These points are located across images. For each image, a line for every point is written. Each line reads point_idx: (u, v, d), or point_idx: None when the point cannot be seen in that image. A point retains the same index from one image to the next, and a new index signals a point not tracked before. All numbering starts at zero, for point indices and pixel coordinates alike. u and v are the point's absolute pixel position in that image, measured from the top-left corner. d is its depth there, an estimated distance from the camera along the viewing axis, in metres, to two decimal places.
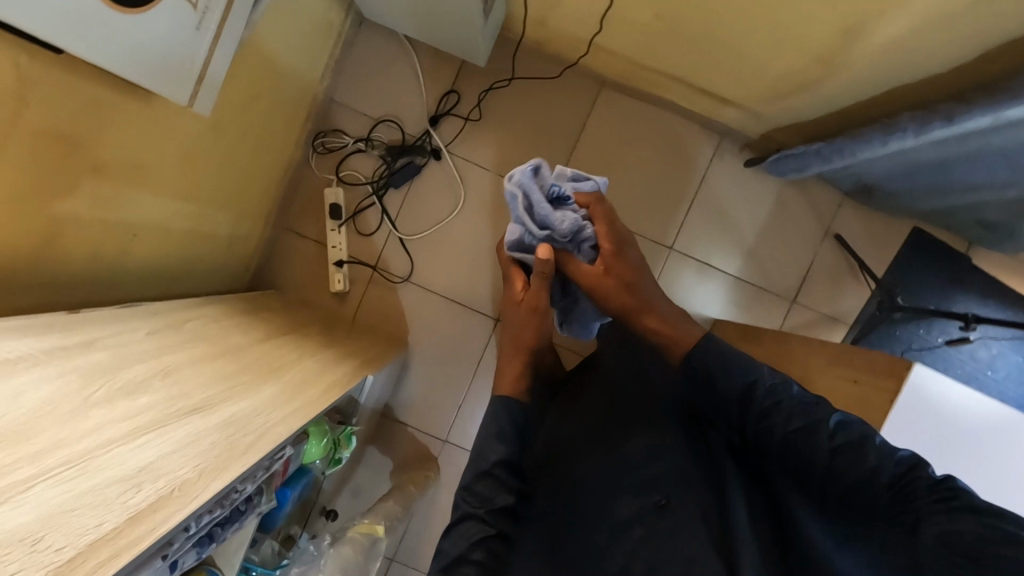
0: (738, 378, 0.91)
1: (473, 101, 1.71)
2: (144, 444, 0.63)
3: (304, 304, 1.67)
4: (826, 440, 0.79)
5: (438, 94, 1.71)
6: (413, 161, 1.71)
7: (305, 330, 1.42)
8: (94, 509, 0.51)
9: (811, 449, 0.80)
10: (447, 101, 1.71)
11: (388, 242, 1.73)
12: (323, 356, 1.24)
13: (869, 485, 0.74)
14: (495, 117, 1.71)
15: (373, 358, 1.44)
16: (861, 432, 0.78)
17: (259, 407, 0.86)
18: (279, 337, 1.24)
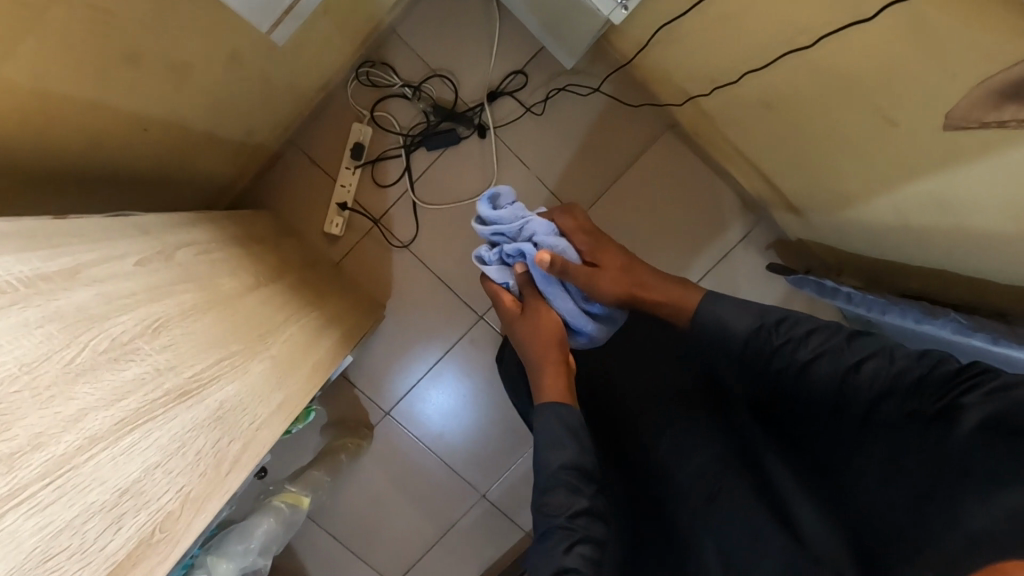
0: (740, 322, 0.83)
1: (537, 91, 1.59)
2: (128, 449, 0.59)
3: (293, 235, 1.55)
4: (827, 361, 0.73)
5: (506, 70, 1.58)
6: (456, 129, 1.59)
7: (292, 274, 1.32)
8: (75, 559, 0.51)
9: (822, 377, 0.73)
10: (512, 81, 1.59)
11: (400, 200, 1.62)
12: (307, 321, 1.16)
13: (901, 392, 0.65)
14: (554, 118, 1.60)
15: (352, 327, 1.37)
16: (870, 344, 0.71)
17: (247, 395, 0.82)
18: (267, 286, 1.14)
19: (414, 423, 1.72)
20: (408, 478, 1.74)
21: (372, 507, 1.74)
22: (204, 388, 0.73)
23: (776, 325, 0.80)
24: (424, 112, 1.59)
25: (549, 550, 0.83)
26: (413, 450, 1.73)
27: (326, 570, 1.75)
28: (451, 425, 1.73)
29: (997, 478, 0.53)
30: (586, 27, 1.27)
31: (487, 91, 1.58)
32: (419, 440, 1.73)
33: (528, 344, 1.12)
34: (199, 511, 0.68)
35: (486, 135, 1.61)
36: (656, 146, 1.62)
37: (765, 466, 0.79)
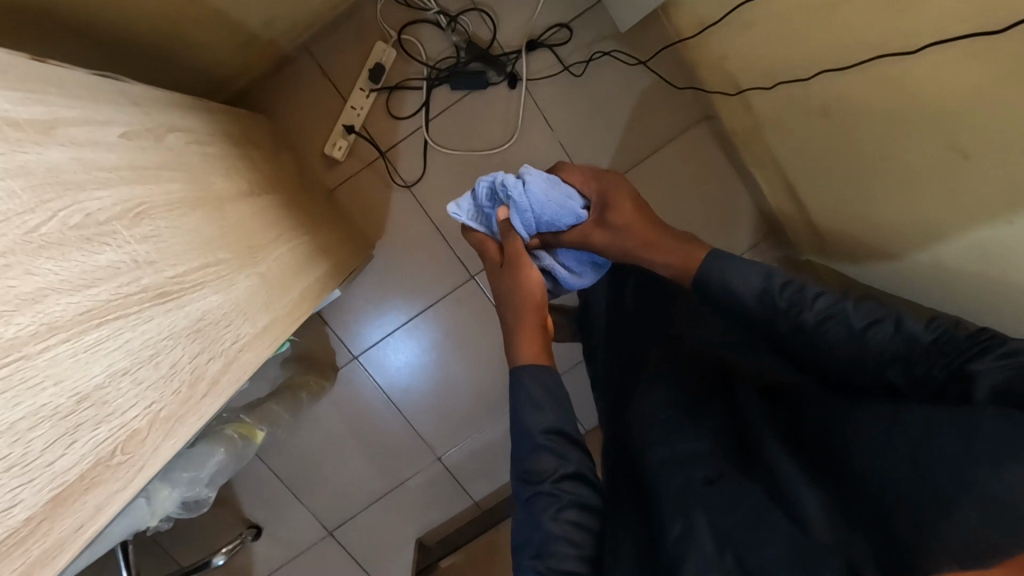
0: (752, 282, 0.80)
1: (579, 50, 1.48)
2: (90, 348, 0.48)
3: (288, 148, 1.42)
4: (836, 331, 0.72)
5: (552, 20, 1.47)
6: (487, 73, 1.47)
7: (285, 190, 1.20)
8: (15, 474, 0.41)
9: (840, 353, 0.72)
10: (555, 33, 1.48)
11: (412, 137, 1.50)
12: (297, 245, 1.05)
13: (910, 359, 0.67)
14: (591, 84, 1.50)
15: (340, 260, 1.26)
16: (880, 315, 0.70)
17: (231, 308, 0.72)
18: (260, 197, 1.02)
19: (381, 373, 1.64)
20: (365, 427, 1.66)
21: (322, 450, 1.67)
22: (183, 290, 0.63)
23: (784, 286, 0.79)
24: (455, 47, 1.46)
25: (536, 519, 0.80)
26: (375, 400, 1.65)
27: (261, 506, 1.68)
28: (419, 382, 1.65)
29: (999, 447, 0.52)
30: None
31: (527, 38, 1.47)
32: (384, 391, 1.65)
33: (511, 301, 1.05)
34: (167, 436, 0.58)
35: (517, 86, 1.50)
36: (689, 136, 1.54)
37: (766, 442, 0.76)
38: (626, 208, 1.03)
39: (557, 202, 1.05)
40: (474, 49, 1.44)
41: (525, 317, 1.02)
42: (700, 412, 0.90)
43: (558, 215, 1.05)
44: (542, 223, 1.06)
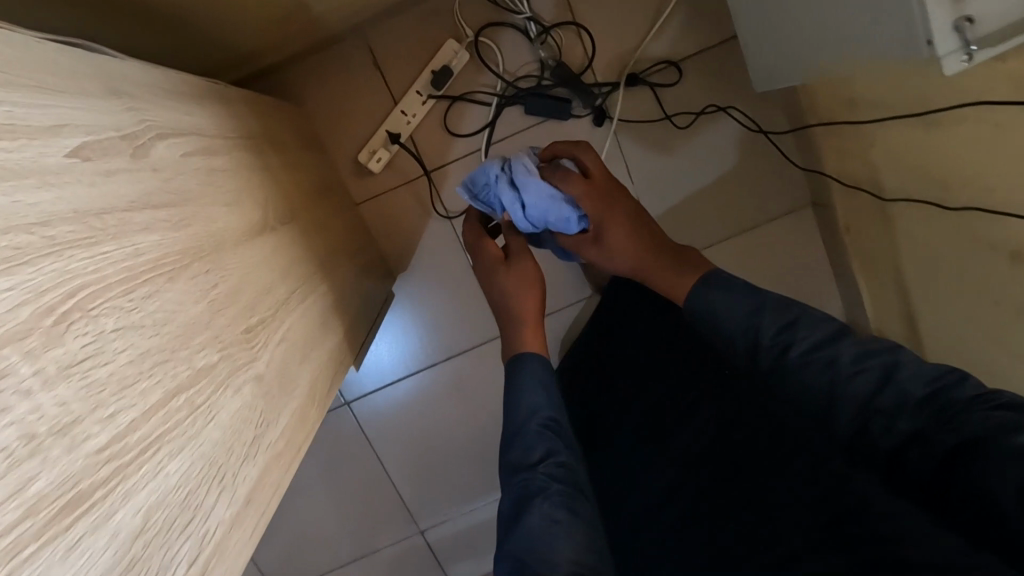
0: (764, 331, 0.83)
1: (687, 96, 1.23)
2: None
3: (316, 148, 1.15)
4: (812, 364, 0.78)
5: (662, 54, 1.21)
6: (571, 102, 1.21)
7: (308, 211, 0.93)
8: None
9: (876, 429, 0.71)
10: (663, 71, 1.22)
11: (466, 160, 1.24)
12: (315, 301, 0.78)
13: (925, 436, 0.67)
14: (691, 140, 1.24)
15: (357, 309, 0.99)
16: (873, 363, 0.74)
17: (197, 479, 0.47)
18: (278, 231, 0.75)
19: (373, 428, 1.37)
20: (341, 486, 1.40)
21: (287, 502, 1.40)
22: (133, 469, 0.41)
23: (809, 349, 0.80)
24: (540, 63, 1.20)
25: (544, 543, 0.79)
26: (359, 459, 1.38)
27: None
28: (414, 447, 1.37)
29: None
30: (832, 66, 0.90)
31: (629, 71, 1.21)
32: (371, 450, 1.38)
33: (515, 299, 1.10)
34: None
35: (603, 125, 1.24)
36: (787, 223, 1.29)
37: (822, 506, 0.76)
38: (627, 235, 1.01)
39: (555, 207, 1.01)
40: (564, 73, 1.17)
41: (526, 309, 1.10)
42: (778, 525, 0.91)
43: (558, 224, 1.02)
44: (543, 226, 1.04)
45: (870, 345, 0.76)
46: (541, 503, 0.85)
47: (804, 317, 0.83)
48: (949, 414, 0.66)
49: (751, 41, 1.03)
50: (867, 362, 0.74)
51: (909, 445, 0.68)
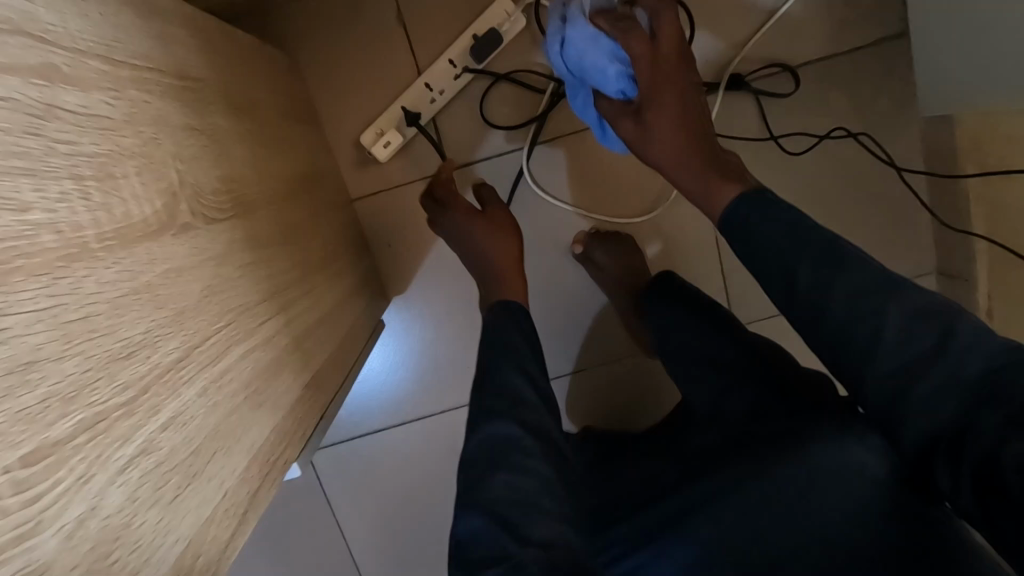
0: (798, 280, 0.59)
1: (805, 112, 0.93)
2: None
3: (308, 118, 0.85)
4: (835, 312, 0.56)
5: (780, 54, 0.92)
6: None
7: (278, 204, 0.63)
8: None
9: (906, 402, 0.51)
10: (776, 75, 0.92)
11: (500, 159, 0.94)
12: (251, 357, 0.47)
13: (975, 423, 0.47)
14: (797, 170, 0.94)
15: (336, 352, 0.69)
16: (929, 328, 0.52)
17: None
18: (201, 235, 0.45)
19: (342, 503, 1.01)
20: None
21: None
22: None
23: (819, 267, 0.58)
24: None
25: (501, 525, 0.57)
26: (320, 544, 1.02)
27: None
28: (396, 532, 1.02)
29: None
30: None
31: (731, 72, 0.91)
32: (338, 534, 1.02)
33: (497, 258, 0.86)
34: None
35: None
36: None
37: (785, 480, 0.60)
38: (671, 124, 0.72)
39: (600, 57, 0.71)
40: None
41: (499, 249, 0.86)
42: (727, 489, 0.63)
43: (594, 81, 0.74)
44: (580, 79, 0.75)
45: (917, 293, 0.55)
46: (521, 468, 0.61)
47: (830, 249, 0.59)
48: (1006, 430, 0.45)
49: (922, 66, 0.82)
50: (918, 339, 0.52)
51: (955, 440, 0.49)
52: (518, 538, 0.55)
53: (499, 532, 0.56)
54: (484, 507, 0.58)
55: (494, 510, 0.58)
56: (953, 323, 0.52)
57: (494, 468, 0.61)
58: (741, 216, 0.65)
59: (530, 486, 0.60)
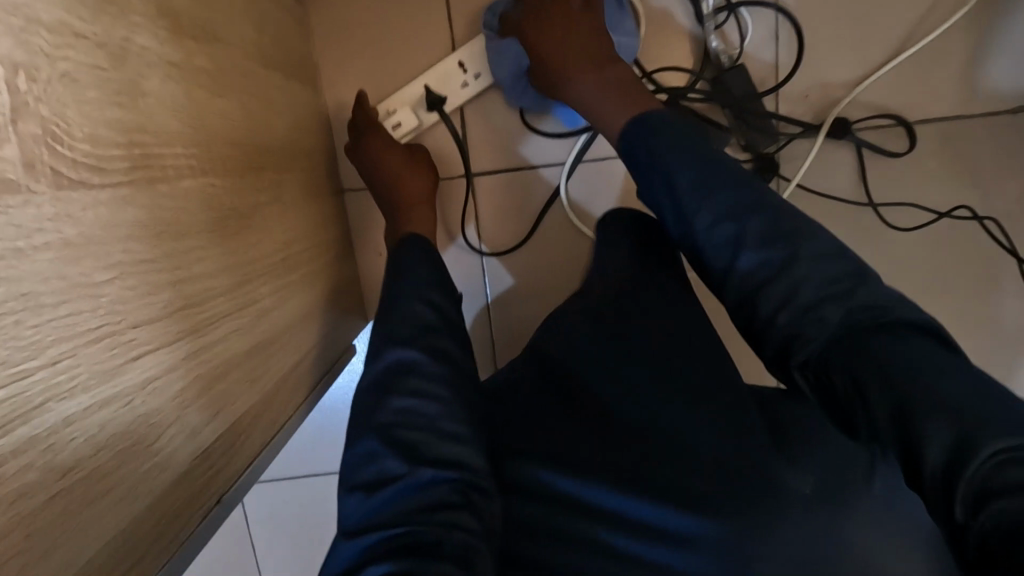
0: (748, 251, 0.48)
1: (931, 179, 0.72)
2: None
3: (304, 82, 0.67)
4: (767, 289, 0.46)
5: (909, 104, 0.71)
6: (736, 131, 0.70)
7: (222, 174, 0.44)
8: None
9: (840, 366, 0.40)
10: (899, 129, 0.71)
11: (532, 176, 0.74)
12: (92, 422, 0.28)
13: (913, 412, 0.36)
14: (908, 254, 0.73)
15: (277, 388, 0.50)
16: (775, 252, 0.47)
17: None
18: (34, 208, 0.26)
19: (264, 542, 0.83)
20: None
21: None
22: None
23: (753, 231, 0.48)
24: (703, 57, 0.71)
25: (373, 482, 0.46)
26: None
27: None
28: None
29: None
30: None
31: (838, 113, 0.71)
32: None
33: (409, 193, 0.69)
34: None
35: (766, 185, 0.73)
36: None
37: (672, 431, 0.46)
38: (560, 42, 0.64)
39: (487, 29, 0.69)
40: (741, 80, 0.69)
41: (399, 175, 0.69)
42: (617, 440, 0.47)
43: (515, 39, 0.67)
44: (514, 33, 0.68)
45: (790, 235, 0.47)
46: (423, 392, 0.50)
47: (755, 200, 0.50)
48: (915, 392, 0.36)
49: None
50: (800, 295, 0.44)
51: (854, 363, 0.40)
52: (405, 459, 0.46)
53: (394, 454, 0.47)
54: (380, 431, 0.48)
55: (391, 432, 0.48)
56: (861, 279, 0.44)
57: (397, 389, 0.51)
58: (641, 155, 0.55)
59: (431, 410, 0.49)
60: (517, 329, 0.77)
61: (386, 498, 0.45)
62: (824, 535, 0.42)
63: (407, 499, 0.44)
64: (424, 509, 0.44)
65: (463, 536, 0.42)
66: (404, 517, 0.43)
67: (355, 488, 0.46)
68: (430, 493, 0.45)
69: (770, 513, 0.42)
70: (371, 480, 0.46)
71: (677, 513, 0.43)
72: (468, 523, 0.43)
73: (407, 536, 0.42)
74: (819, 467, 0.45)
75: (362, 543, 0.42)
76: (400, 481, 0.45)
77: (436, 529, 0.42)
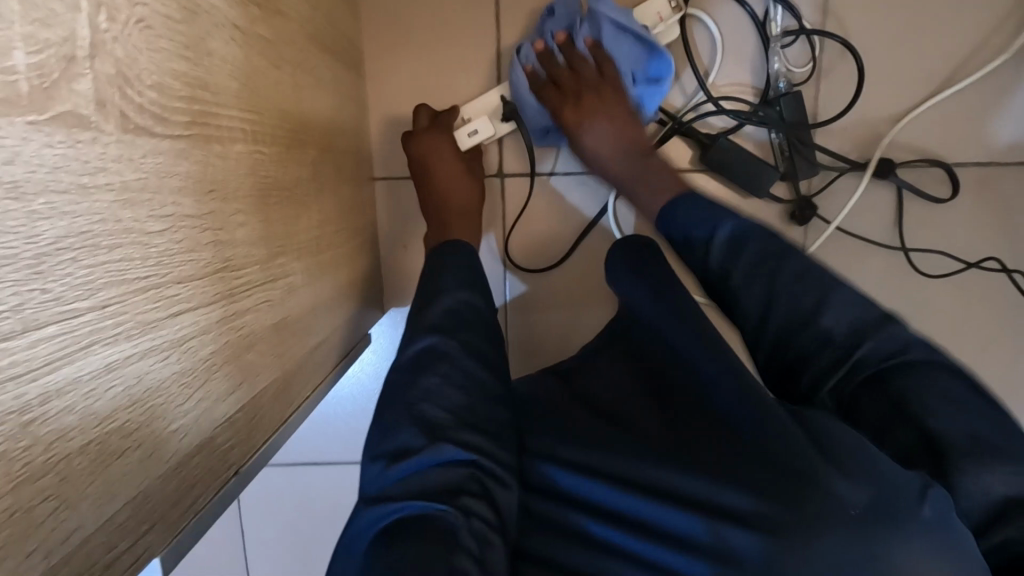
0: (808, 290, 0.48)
1: (966, 223, 0.71)
2: None
3: (350, 69, 0.67)
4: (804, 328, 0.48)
5: (951, 146, 0.71)
6: (781, 159, 0.71)
7: (271, 145, 0.43)
8: None
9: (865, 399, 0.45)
10: (941, 175, 0.71)
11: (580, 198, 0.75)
12: (131, 371, 0.27)
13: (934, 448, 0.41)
14: (939, 297, 0.73)
15: (297, 368, 0.49)
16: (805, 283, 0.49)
17: None
18: (100, 146, 0.26)
19: (257, 519, 0.83)
20: None
21: None
22: None
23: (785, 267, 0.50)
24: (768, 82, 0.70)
25: (395, 455, 0.49)
26: (215, 564, 0.84)
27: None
28: (309, 572, 0.84)
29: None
30: None
31: (882, 154, 0.71)
32: (240, 553, 0.84)
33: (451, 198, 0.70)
34: None
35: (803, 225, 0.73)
36: None
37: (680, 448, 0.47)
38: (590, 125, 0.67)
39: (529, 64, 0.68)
40: (795, 109, 0.69)
41: (448, 189, 0.70)
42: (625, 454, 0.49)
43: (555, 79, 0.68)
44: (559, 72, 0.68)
45: (811, 276, 0.50)
46: (448, 380, 0.54)
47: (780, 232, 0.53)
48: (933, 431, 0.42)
49: None
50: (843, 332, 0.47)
51: (875, 400, 0.45)
52: (426, 435, 0.49)
53: (414, 428, 0.50)
54: (409, 406, 0.52)
55: (419, 410, 0.51)
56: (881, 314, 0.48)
57: (424, 369, 0.54)
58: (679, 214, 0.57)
59: (455, 395, 0.53)
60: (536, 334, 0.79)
61: (406, 474, 0.47)
62: (869, 556, 0.36)
63: (426, 474, 0.47)
64: (440, 488, 0.46)
65: (477, 522, 0.45)
66: (423, 493, 0.46)
67: (382, 458, 0.49)
68: (449, 475, 0.48)
69: (799, 515, 0.37)
70: (394, 451, 0.49)
71: (697, 523, 0.41)
72: (480, 509, 0.46)
73: (425, 516, 0.44)
74: (871, 480, 0.38)
75: (382, 512, 0.45)
76: (424, 458, 0.48)
77: (456, 511, 0.45)
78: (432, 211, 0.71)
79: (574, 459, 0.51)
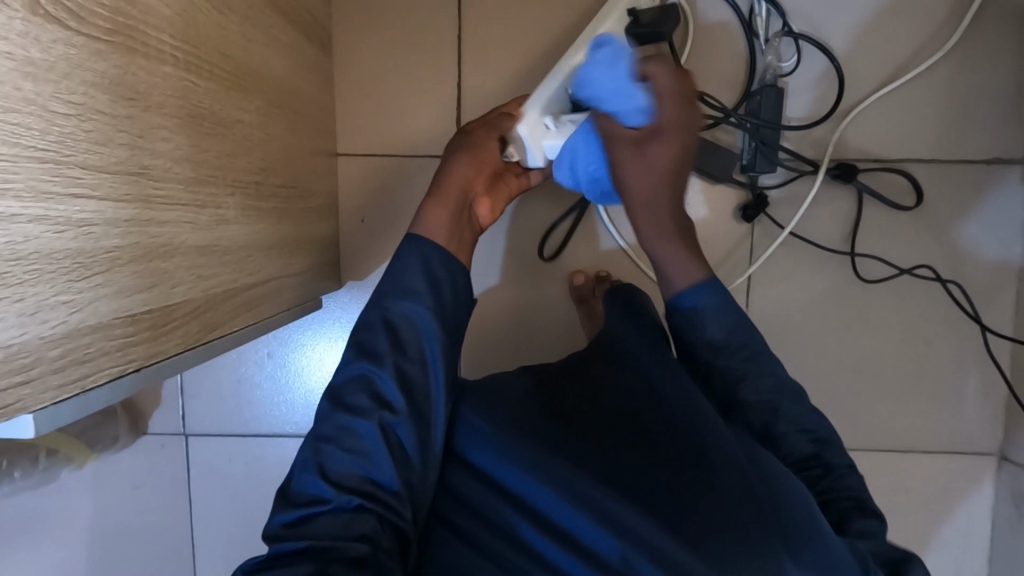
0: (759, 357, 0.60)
1: (897, 224, 0.79)
2: None
3: (313, 42, 0.70)
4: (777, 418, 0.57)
5: (881, 151, 0.78)
6: (746, 150, 0.76)
7: (206, 78, 0.46)
8: None
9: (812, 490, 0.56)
10: (892, 175, 0.78)
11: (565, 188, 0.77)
12: (16, 229, 0.30)
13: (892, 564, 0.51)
14: (872, 290, 0.80)
15: (224, 298, 0.50)
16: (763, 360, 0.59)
17: None
18: (4, 17, 0.29)
19: (203, 484, 0.84)
20: (115, 554, 0.84)
21: (13, 557, 0.83)
22: None
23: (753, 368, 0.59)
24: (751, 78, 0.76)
25: (303, 492, 0.51)
26: (163, 525, 0.84)
27: None
28: (252, 540, 0.84)
29: None
30: None
31: (835, 156, 0.78)
32: (185, 517, 0.84)
33: (453, 178, 0.65)
34: None
35: (751, 223, 0.80)
36: (943, 465, 0.82)
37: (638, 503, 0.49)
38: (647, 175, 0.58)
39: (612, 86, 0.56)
40: (776, 102, 0.75)
41: (454, 169, 0.65)
42: (592, 483, 0.50)
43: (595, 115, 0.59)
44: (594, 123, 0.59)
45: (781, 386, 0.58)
46: (365, 423, 0.53)
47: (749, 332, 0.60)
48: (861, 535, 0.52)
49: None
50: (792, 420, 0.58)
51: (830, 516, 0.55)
52: (334, 484, 0.51)
53: (317, 476, 0.51)
54: (315, 446, 0.53)
55: (326, 457, 0.52)
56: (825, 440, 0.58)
57: (344, 405, 0.55)
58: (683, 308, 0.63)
59: (376, 437, 0.53)
60: (490, 309, 0.80)
61: (312, 518, 0.50)
62: None
63: (327, 520, 0.50)
64: (342, 534, 0.49)
65: (384, 558, 0.49)
66: (325, 536, 0.49)
67: (292, 505, 0.51)
68: (354, 521, 0.50)
69: None
70: (305, 498, 0.51)
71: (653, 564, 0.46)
72: (385, 546, 0.50)
73: (328, 553, 0.47)
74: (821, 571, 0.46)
75: (283, 548, 0.48)
76: (329, 505, 0.50)
77: (359, 547, 0.48)
78: (435, 186, 0.66)
79: (543, 478, 0.51)
